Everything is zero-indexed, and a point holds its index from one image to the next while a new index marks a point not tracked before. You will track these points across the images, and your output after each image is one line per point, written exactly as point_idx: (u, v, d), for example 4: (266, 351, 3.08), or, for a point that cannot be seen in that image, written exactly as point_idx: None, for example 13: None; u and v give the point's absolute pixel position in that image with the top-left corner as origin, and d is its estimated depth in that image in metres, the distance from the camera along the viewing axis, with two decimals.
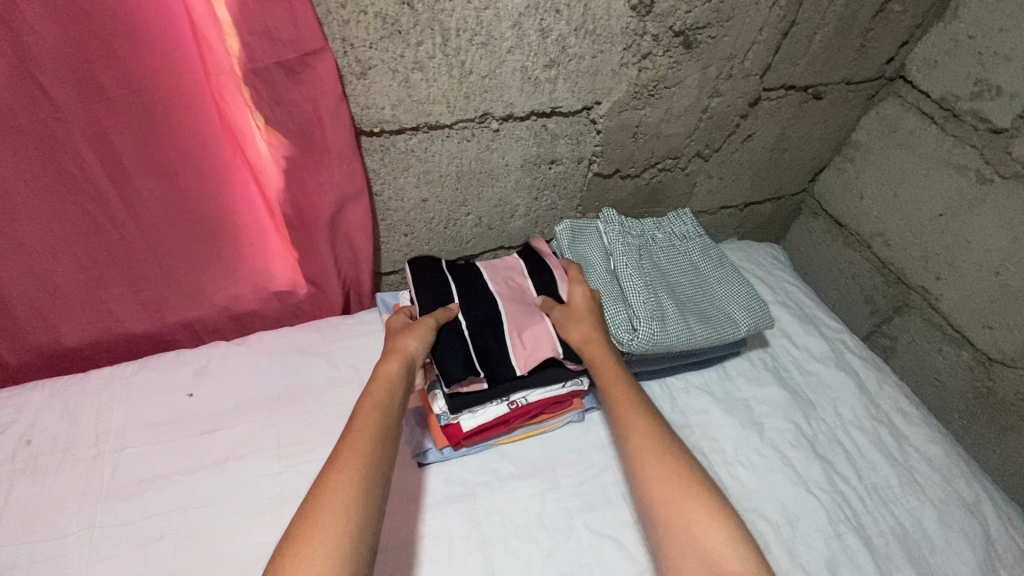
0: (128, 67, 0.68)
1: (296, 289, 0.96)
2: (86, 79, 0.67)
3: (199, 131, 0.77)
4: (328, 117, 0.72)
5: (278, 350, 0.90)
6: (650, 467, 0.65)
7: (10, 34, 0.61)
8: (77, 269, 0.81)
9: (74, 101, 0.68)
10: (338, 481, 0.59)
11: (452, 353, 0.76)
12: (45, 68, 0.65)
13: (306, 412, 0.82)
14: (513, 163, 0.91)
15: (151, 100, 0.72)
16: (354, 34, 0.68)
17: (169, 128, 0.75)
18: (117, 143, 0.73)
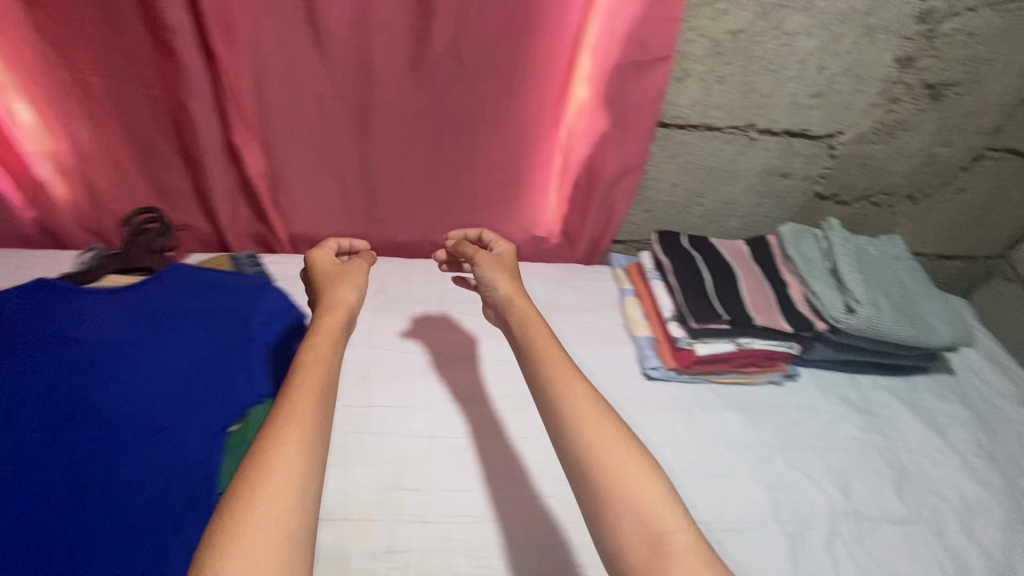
0: (515, 55, 1.00)
1: (551, 237, 1.24)
2: (488, 59, 1.01)
3: (535, 107, 1.06)
4: (649, 104, 0.98)
5: (540, 274, 1.15)
6: (594, 447, 0.59)
7: (459, 24, 0.97)
8: (424, 185, 1.16)
9: (473, 73, 1.03)
10: (296, 452, 0.55)
11: (700, 301, 0.96)
12: (468, 49, 1.00)
13: (565, 322, 1.08)
14: (753, 169, 1.12)
15: (517, 79, 1.03)
16: (690, 50, 0.95)
17: (518, 101, 1.05)
18: (483, 104, 1.06)
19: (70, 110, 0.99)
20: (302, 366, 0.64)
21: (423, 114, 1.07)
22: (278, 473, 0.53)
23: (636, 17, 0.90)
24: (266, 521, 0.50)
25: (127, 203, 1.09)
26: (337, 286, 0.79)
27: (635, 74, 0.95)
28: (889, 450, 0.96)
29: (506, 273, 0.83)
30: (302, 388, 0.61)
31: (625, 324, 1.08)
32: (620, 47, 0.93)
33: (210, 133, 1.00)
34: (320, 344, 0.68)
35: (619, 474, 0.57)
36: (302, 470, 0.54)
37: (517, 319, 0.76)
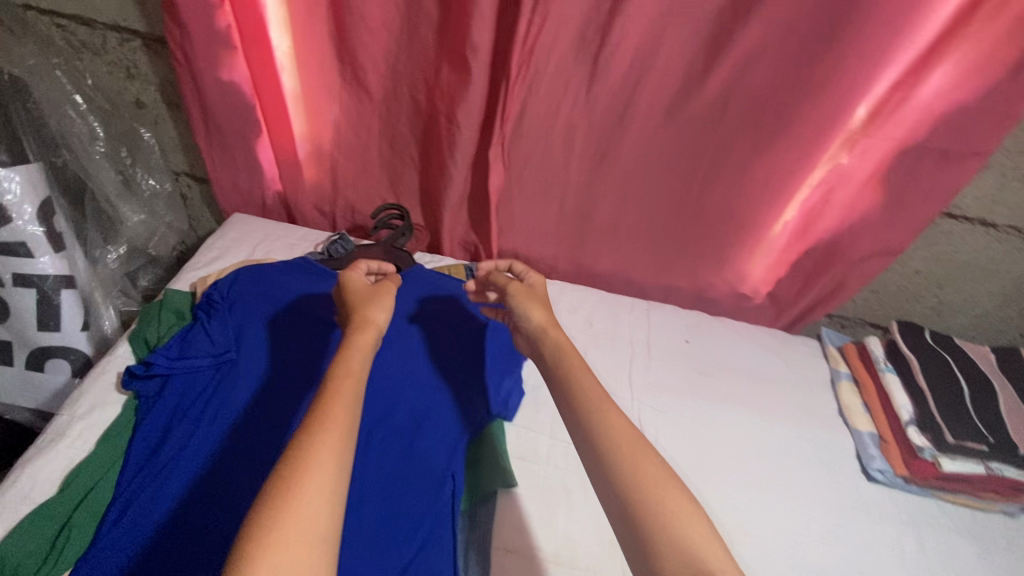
0: (791, 110, 0.95)
1: (755, 296, 1.16)
2: (757, 108, 0.96)
3: (790, 164, 1.00)
4: (940, 191, 0.95)
5: (746, 338, 1.11)
6: (629, 470, 0.54)
7: (743, 70, 0.92)
8: (641, 219, 1.13)
9: (735, 121, 0.98)
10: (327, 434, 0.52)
11: (958, 416, 0.91)
12: (739, 96, 0.96)
13: (775, 396, 1.02)
14: (1014, 272, 1.02)
15: (782, 134, 0.97)
16: (1005, 144, 0.90)
17: (772, 155, 1.00)
18: (732, 152, 1.02)
19: (339, 101, 1.02)
20: (337, 375, 0.59)
21: (665, 151, 1.04)
22: (311, 483, 0.48)
23: (966, 101, 0.86)
24: (299, 529, 0.45)
25: (362, 192, 1.13)
26: (371, 302, 0.71)
27: (934, 162, 0.93)
28: None
29: (541, 304, 0.75)
30: (336, 397, 0.56)
31: (842, 411, 1.01)
32: (930, 127, 0.90)
33: (464, 147, 1.00)
34: (357, 358, 0.62)
35: (662, 499, 0.52)
36: (331, 478, 0.49)
37: (551, 347, 0.69)
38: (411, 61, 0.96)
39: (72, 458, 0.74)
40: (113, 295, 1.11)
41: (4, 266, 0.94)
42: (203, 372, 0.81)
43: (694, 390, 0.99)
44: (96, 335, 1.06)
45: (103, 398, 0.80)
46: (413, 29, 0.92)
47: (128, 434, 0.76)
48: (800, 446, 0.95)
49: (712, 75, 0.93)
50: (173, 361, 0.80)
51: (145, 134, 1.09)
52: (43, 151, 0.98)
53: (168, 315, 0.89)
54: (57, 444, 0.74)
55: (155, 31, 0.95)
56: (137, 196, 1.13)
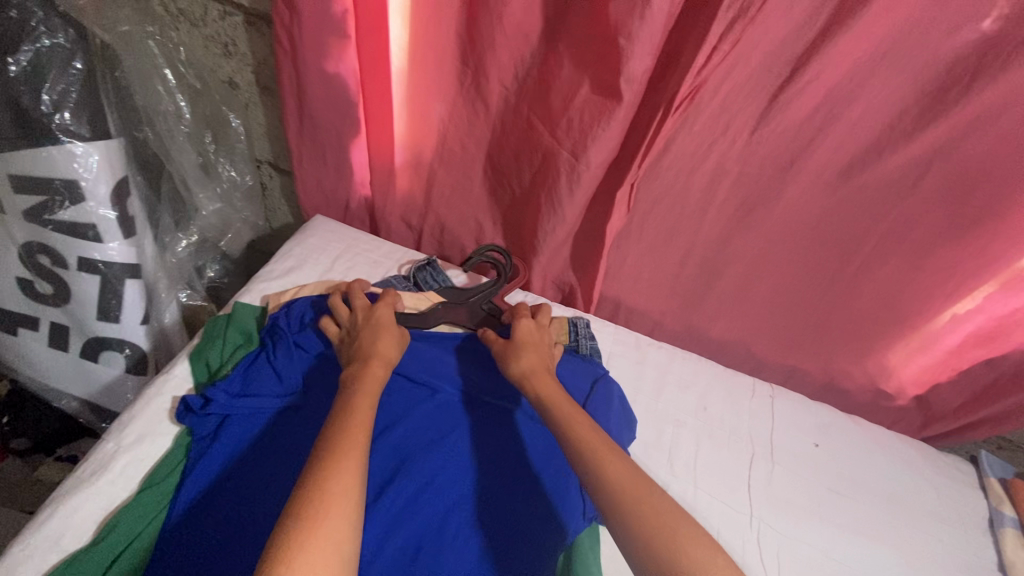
0: (1011, 193, 0.75)
1: (898, 397, 0.98)
2: (967, 184, 0.77)
3: (992, 255, 0.80)
4: None
5: (889, 450, 0.92)
6: (639, 517, 0.53)
7: (961, 136, 0.74)
8: (777, 288, 0.96)
9: (933, 194, 0.79)
10: (351, 450, 0.54)
11: None
12: (947, 165, 0.76)
13: (924, 534, 0.83)
14: None
15: (991, 218, 0.78)
16: None
17: (970, 240, 0.81)
18: (918, 229, 0.83)
19: (450, 109, 0.88)
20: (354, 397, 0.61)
21: (829, 216, 0.86)
22: (332, 496, 0.49)
23: None
24: (326, 540, 0.46)
25: (457, 212, 1.00)
26: (381, 331, 0.72)
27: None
28: None
29: (539, 353, 0.76)
30: (353, 422, 0.57)
31: (1004, 566, 0.82)
32: None
33: (589, 184, 0.84)
34: (372, 384, 0.65)
35: (679, 548, 0.50)
36: (353, 496, 0.50)
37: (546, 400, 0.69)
38: (545, 76, 0.80)
39: (111, 500, 0.64)
40: (178, 287, 1.02)
41: (69, 249, 0.86)
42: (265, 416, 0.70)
43: (827, 512, 0.82)
44: (155, 329, 0.98)
45: (152, 429, 0.69)
46: (555, 39, 0.76)
47: (174, 483, 0.65)
48: None
49: (920, 136, 0.75)
50: (232, 399, 0.69)
51: (234, 120, 0.98)
52: (124, 124, 0.90)
53: (235, 335, 0.78)
54: (96, 480, 0.64)
55: (261, 8, 0.83)
56: (215, 183, 1.02)
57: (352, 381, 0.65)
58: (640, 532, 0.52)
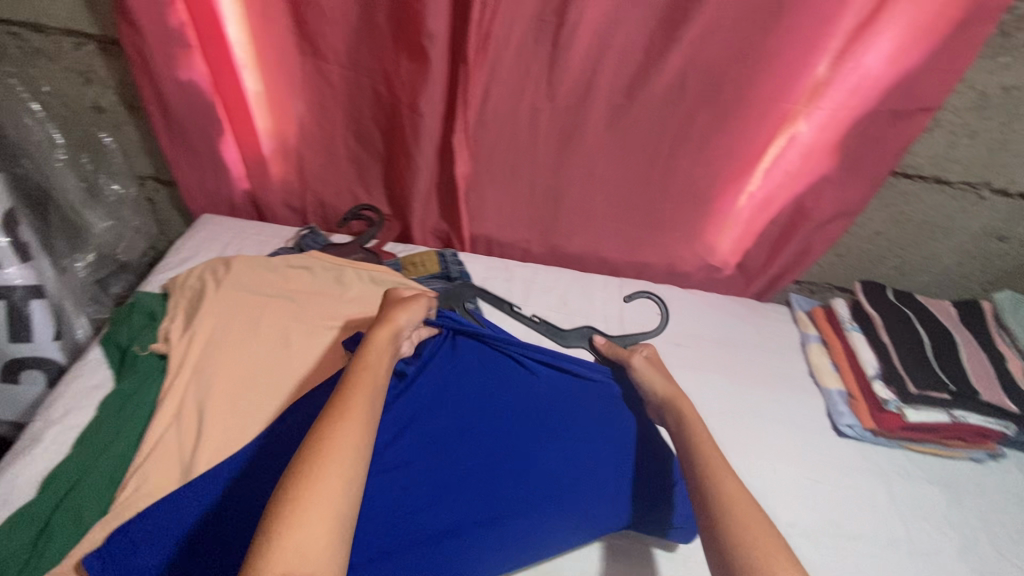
0: (745, 81, 0.96)
1: (725, 268, 1.20)
2: (714, 82, 0.97)
3: (748, 135, 1.01)
4: (892, 154, 0.96)
5: (718, 307, 1.14)
6: (725, 520, 0.57)
7: (695, 44, 0.94)
8: (609, 199, 1.15)
9: (694, 94, 1.00)
10: (350, 417, 0.55)
11: (919, 368, 0.92)
12: (695, 70, 0.97)
13: (746, 361, 1.05)
14: (972, 228, 1.05)
15: (739, 105, 0.98)
16: (952, 101, 0.90)
17: (731, 127, 1.01)
18: (694, 126, 1.03)
19: (303, 95, 1.02)
20: (364, 366, 0.63)
21: (628, 129, 1.06)
22: (329, 470, 0.49)
23: (916, 65, 0.86)
24: (320, 503, 0.47)
25: (331, 189, 1.13)
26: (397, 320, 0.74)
27: (885, 121, 0.93)
28: None
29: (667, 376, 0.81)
30: (352, 389, 0.59)
31: (812, 373, 1.04)
32: (880, 92, 0.90)
33: (430, 137, 1.00)
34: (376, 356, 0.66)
35: (752, 545, 0.54)
36: (352, 462, 0.51)
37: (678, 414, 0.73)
38: (372, 52, 0.96)
39: (48, 462, 0.74)
40: (85, 305, 1.09)
41: None
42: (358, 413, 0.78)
43: (671, 361, 1.02)
44: (70, 344, 1.03)
45: (77, 403, 0.80)
46: (370, 18, 0.91)
47: (105, 439, 0.76)
48: (774, 407, 0.99)
49: (666, 49, 0.94)
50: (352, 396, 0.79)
51: (107, 139, 1.09)
52: (1, 161, 0.97)
53: (139, 316, 0.89)
54: (31, 450, 0.74)
55: (108, 33, 0.95)
56: (103, 202, 1.12)
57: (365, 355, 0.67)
58: (733, 546, 0.55)
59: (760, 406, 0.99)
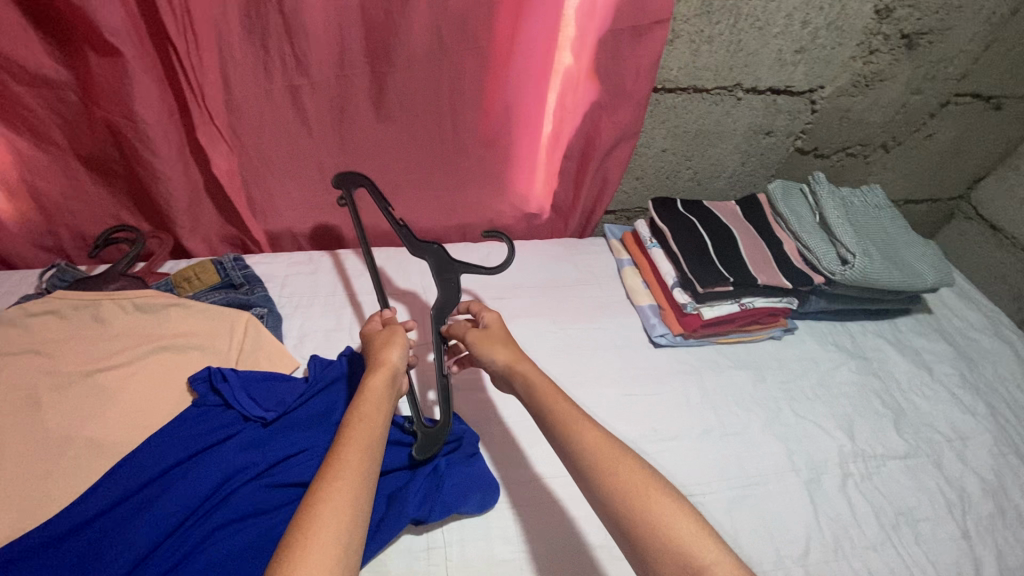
0: (495, 20, 0.91)
1: (541, 212, 1.20)
2: (468, 27, 0.91)
3: (518, 76, 0.98)
4: (645, 72, 0.99)
5: (537, 254, 1.16)
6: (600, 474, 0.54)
7: None
8: (407, 169, 1.08)
9: (455, 43, 0.93)
10: (347, 479, 0.51)
11: (706, 268, 0.98)
12: (445, 18, 0.90)
13: (569, 299, 1.07)
14: (740, 128, 1.13)
15: (499, 47, 0.95)
16: (680, 11, 0.94)
17: (501, 71, 0.98)
18: (465, 77, 0.98)
19: (10, 122, 0.87)
20: (357, 408, 0.59)
21: (403, 93, 0.98)
22: (321, 537, 0.46)
23: None
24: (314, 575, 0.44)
25: (86, 217, 0.99)
26: (383, 351, 0.68)
27: (630, 41, 0.95)
28: (884, 391, 0.99)
29: (505, 342, 0.73)
30: (350, 442, 0.55)
31: (628, 294, 1.09)
32: (615, 13, 0.92)
33: (165, 139, 0.91)
34: (368, 399, 0.61)
35: (638, 493, 0.52)
36: (348, 528, 0.48)
37: (522, 382, 0.68)
38: (65, 61, 0.83)
39: None
40: None
41: None
42: (154, 479, 0.70)
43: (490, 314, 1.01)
44: None
45: None
46: (49, 19, 0.79)
47: None
48: (593, 334, 1.02)
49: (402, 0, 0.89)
50: (142, 461, 0.71)
51: None
52: None
53: None
54: None
55: None
56: None
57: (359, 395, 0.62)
58: (615, 497, 0.53)
59: (582, 338, 1.01)
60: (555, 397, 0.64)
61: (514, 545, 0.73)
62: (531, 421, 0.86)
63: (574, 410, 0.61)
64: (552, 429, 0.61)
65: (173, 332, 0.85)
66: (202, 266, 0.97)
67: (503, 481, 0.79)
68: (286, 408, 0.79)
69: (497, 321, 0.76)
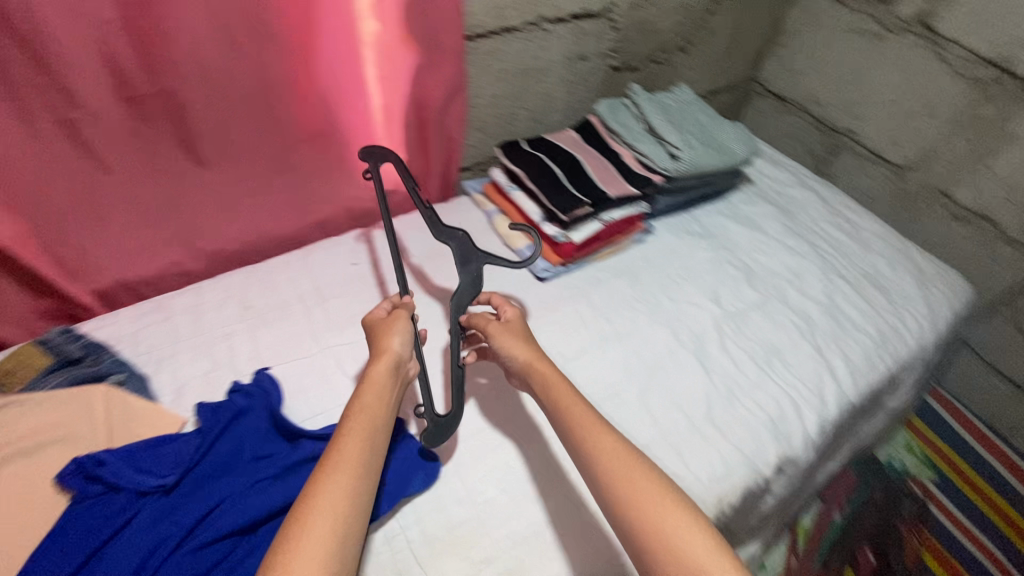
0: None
1: (399, 187, 1.17)
2: (253, 11, 0.83)
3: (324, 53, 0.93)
4: (453, 23, 0.99)
5: (407, 229, 1.14)
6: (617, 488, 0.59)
7: None
8: (238, 180, 0.98)
9: (245, 32, 0.85)
10: (346, 471, 0.55)
11: (563, 197, 1.03)
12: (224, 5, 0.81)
13: (451, 262, 1.07)
14: (558, 59, 1.18)
15: (295, 25, 0.88)
16: None
17: (305, 51, 0.91)
18: (270, 66, 0.90)
19: None
20: (359, 401, 0.63)
21: (205, 98, 0.87)
22: (321, 525, 0.51)
23: None
24: (316, 554, 0.49)
25: None
26: (383, 337, 0.70)
27: None
28: (734, 257, 1.15)
29: (519, 338, 0.75)
30: (348, 438, 0.59)
31: (505, 242, 1.12)
32: None
33: None
34: (370, 392, 0.64)
35: (650, 500, 0.58)
36: (346, 510, 0.53)
37: (539, 384, 0.71)
38: None
39: None
40: None
41: None
42: None
43: (377, 300, 0.99)
44: None
45: None
46: None
47: None
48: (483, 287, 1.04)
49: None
50: None
51: None
52: None
53: None
54: None
55: None
56: None
57: (360, 387, 0.65)
58: (627, 503, 0.58)
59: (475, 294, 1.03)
60: (571, 403, 0.68)
61: (468, 502, 0.76)
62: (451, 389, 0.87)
63: (588, 416, 0.66)
64: (568, 435, 0.65)
65: (12, 438, 0.72)
66: (25, 353, 0.83)
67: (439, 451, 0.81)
68: (186, 468, 0.72)
69: (519, 318, 0.79)
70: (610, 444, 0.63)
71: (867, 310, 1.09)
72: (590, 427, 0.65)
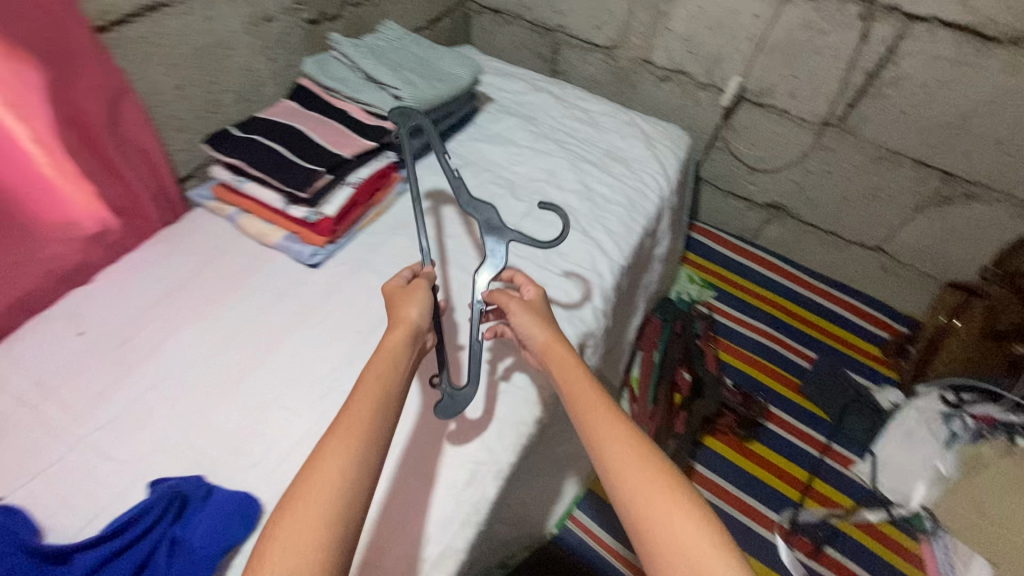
0: None
1: (109, 227, 0.91)
2: None
3: None
4: (68, 15, 0.81)
5: (137, 268, 0.95)
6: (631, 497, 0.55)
7: None
8: None
9: None
10: (351, 446, 0.54)
11: (296, 173, 0.93)
12: None
13: (204, 286, 0.94)
14: (237, 28, 1.06)
15: None
16: None
17: None
18: None
19: None
20: (366, 374, 0.62)
21: None
22: (317, 502, 0.49)
23: None
24: (309, 531, 0.48)
25: None
26: (417, 292, 0.72)
27: None
28: (495, 175, 1.19)
29: (542, 321, 0.74)
30: (357, 411, 0.57)
31: (260, 241, 1.01)
32: None
33: None
34: (380, 366, 0.63)
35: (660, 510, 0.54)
36: (344, 486, 0.51)
37: (554, 367, 0.70)
38: None
39: None
40: None
41: None
42: None
43: (125, 361, 0.84)
44: None
45: None
46: None
47: None
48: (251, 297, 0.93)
49: None
50: None
51: None
52: None
53: None
54: None
55: None
56: None
57: (372, 360, 0.63)
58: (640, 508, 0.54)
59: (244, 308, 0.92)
60: (588, 396, 0.65)
61: None
62: (243, 419, 0.79)
63: (603, 409, 0.63)
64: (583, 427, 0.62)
65: None
66: None
67: (255, 487, 0.73)
68: None
69: (541, 299, 0.79)
70: (626, 440, 0.59)
71: (614, 183, 1.23)
72: (604, 422, 0.61)
